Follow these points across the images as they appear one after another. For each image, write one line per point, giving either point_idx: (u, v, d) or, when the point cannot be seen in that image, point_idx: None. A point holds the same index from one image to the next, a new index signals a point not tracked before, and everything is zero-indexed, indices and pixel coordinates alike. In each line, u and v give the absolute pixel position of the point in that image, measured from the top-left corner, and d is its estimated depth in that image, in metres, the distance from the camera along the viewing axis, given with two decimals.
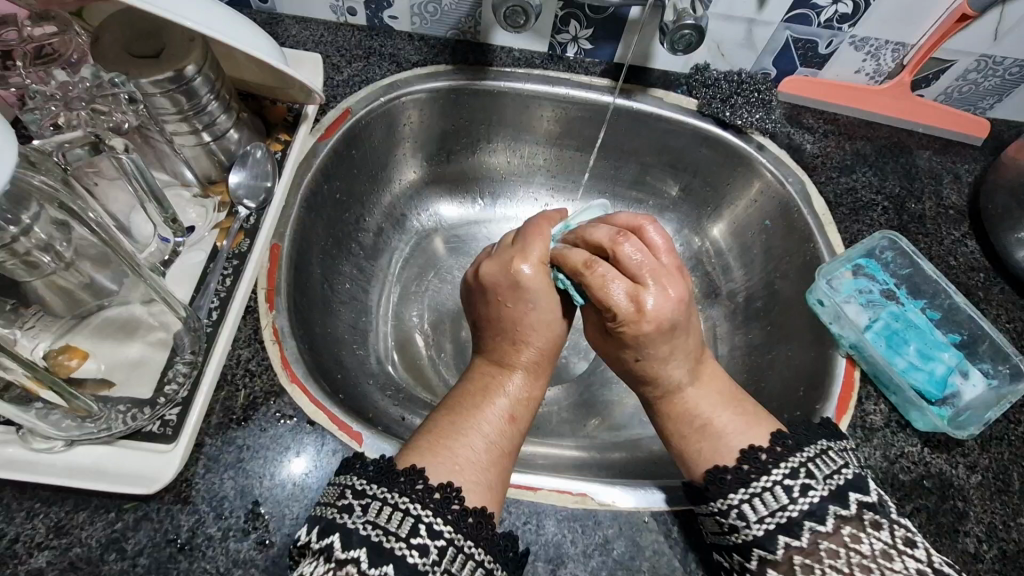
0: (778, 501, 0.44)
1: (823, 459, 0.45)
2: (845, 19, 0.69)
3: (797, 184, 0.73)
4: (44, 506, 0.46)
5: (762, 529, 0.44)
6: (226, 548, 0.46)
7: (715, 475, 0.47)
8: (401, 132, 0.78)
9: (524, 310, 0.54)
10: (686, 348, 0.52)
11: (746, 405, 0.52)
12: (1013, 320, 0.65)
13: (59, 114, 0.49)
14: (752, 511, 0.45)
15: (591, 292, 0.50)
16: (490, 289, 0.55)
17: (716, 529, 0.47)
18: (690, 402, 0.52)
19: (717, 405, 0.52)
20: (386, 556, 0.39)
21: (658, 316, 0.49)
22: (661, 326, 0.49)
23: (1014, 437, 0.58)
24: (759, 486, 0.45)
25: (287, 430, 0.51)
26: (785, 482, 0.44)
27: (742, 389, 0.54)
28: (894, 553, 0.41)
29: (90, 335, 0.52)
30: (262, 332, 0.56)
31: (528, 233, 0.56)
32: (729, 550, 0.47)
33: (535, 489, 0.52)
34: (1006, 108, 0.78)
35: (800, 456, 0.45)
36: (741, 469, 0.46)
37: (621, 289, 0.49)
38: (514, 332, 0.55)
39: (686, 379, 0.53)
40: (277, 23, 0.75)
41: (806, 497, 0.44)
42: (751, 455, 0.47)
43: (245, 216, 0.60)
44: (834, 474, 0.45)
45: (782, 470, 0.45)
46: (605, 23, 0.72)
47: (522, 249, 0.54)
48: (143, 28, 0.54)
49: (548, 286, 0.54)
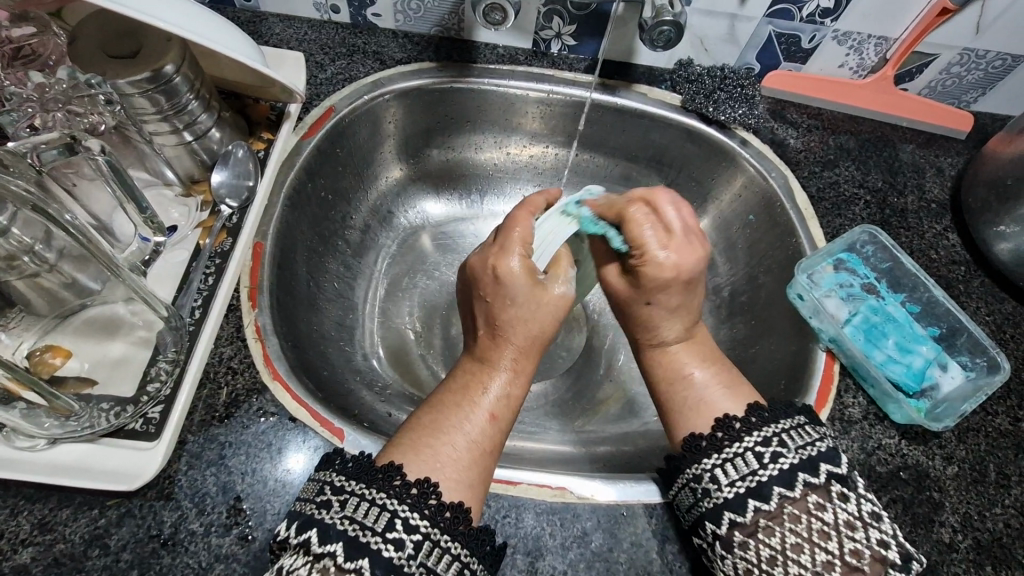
0: (749, 466, 0.45)
1: (798, 432, 0.46)
2: (827, 13, 0.69)
3: (780, 179, 0.73)
4: (28, 503, 0.47)
5: (732, 493, 0.45)
6: (207, 543, 0.47)
7: (693, 442, 0.48)
8: (386, 129, 0.78)
9: (504, 305, 0.55)
10: (689, 295, 0.56)
11: (730, 372, 0.55)
12: (994, 313, 0.66)
13: (36, 115, 0.50)
14: (724, 475, 0.45)
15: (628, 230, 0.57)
16: (475, 282, 0.56)
17: (690, 500, 0.47)
18: (672, 358, 0.57)
19: (703, 363, 0.56)
20: (361, 550, 0.40)
21: (676, 266, 0.54)
22: (680, 274, 0.54)
23: (992, 429, 0.58)
24: (732, 451, 0.46)
25: (269, 427, 0.52)
26: (757, 449, 0.45)
27: (711, 365, 0.56)
28: (857, 524, 0.42)
29: (73, 334, 0.52)
30: (245, 330, 0.56)
31: (508, 225, 0.58)
32: (701, 521, 0.46)
33: (514, 483, 0.53)
34: (989, 101, 0.78)
35: (773, 427, 0.46)
36: (715, 436, 0.47)
37: (652, 234, 0.56)
38: (494, 327, 0.55)
39: (674, 338, 0.57)
40: (261, 21, 0.75)
41: (776, 464, 0.44)
42: (726, 423, 0.48)
43: (228, 215, 0.61)
44: (807, 445, 0.45)
45: (754, 438, 0.46)
46: (587, 19, 0.72)
47: (503, 245, 0.56)
48: (122, 29, 0.54)
49: (529, 281, 0.55)
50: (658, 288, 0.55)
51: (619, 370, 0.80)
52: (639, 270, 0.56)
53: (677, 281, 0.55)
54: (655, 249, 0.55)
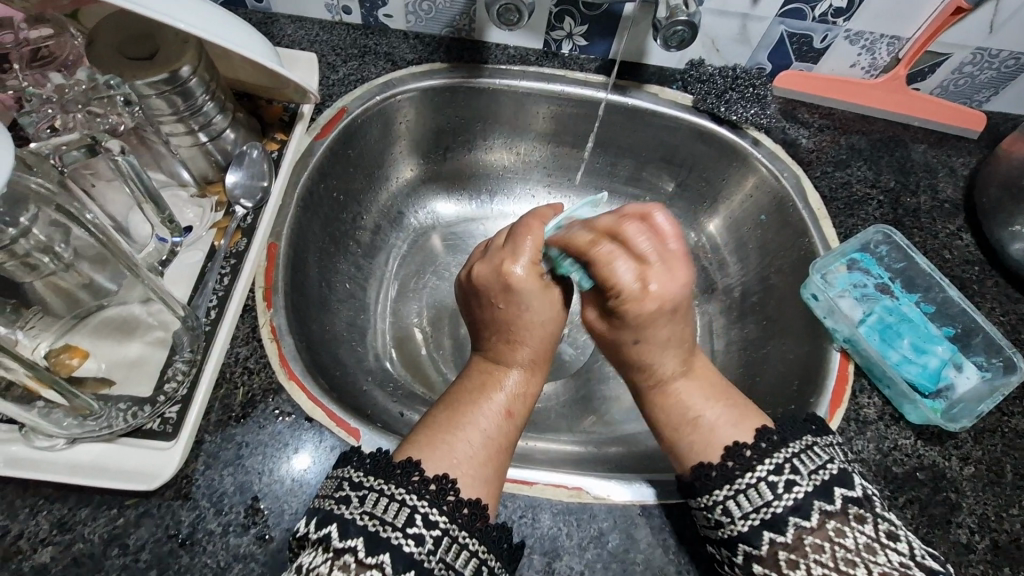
0: (763, 497, 0.45)
1: (809, 455, 0.46)
2: (840, 13, 0.69)
3: (792, 178, 0.73)
4: (47, 503, 0.47)
5: (745, 525, 0.45)
6: (226, 543, 0.47)
7: (703, 471, 0.48)
8: (398, 130, 0.78)
9: (518, 311, 0.54)
10: (677, 321, 0.50)
11: (737, 401, 0.52)
12: (1008, 313, 0.65)
13: (56, 116, 0.50)
14: (736, 508, 0.45)
15: (595, 268, 0.50)
16: (484, 291, 0.56)
17: (705, 523, 0.47)
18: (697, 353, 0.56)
19: (708, 400, 0.52)
20: (382, 545, 0.40)
21: (662, 295, 0.48)
22: (665, 303, 0.48)
23: (1008, 430, 0.58)
24: (743, 483, 0.46)
25: (285, 427, 0.52)
26: (769, 479, 0.45)
27: (725, 389, 0.54)
28: (875, 547, 0.42)
29: (90, 334, 0.53)
30: (260, 330, 0.56)
31: (520, 234, 0.55)
32: (717, 543, 0.47)
33: (530, 483, 0.53)
34: (1001, 101, 0.78)
35: (784, 451, 0.46)
36: (725, 465, 0.47)
37: (625, 267, 0.48)
38: (508, 332, 0.55)
39: (676, 371, 0.53)
40: (273, 22, 0.75)
41: (789, 494, 0.44)
42: (736, 452, 0.47)
43: (242, 215, 0.61)
44: (819, 468, 0.45)
45: (766, 467, 0.45)
46: (599, 20, 0.72)
47: (513, 250, 0.55)
48: (139, 30, 0.54)
49: (539, 287, 0.54)
50: (642, 324, 0.50)
51: None
52: (620, 308, 0.49)
53: (675, 307, 0.49)
54: (635, 285, 0.48)
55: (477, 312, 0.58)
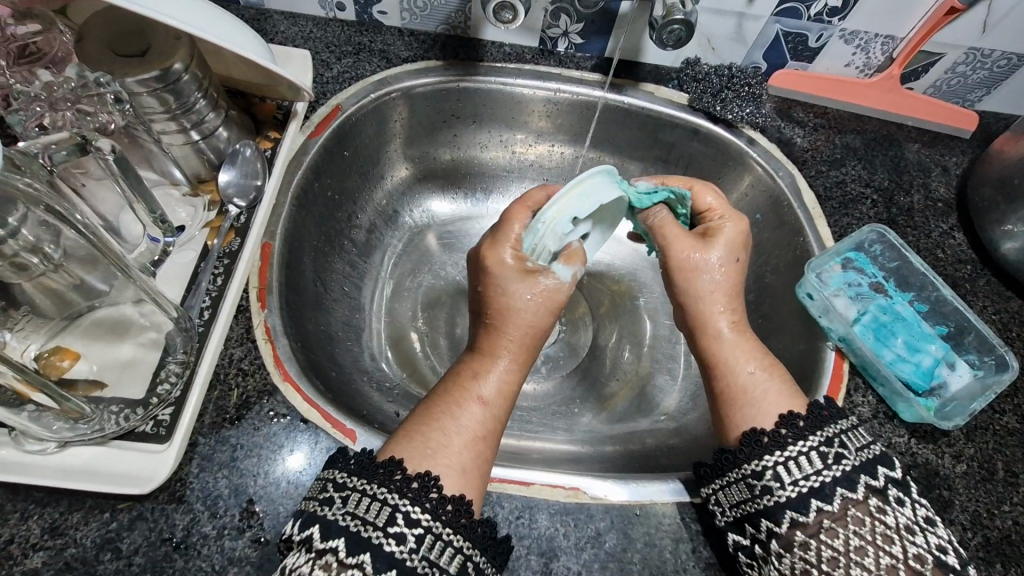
0: (813, 466, 0.45)
1: (856, 433, 0.46)
2: (835, 12, 0.69)
3: (787, 177, 0.74)
4: (38, 507, 0.46)
5: (794, 492, 0.44)
6: (221, 547, 0.46)
7: (754, 437, 0.48)
8: (392, 128, 0.77)
9: (498, 296, 0.55)
10: (744, 264, 0.60)
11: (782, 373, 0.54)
12: (1000, 312, 0.66)
13: (44, 114, 0.49)
14: (786, 473, 0.45)
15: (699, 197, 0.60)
16: (473, 276, 0.58)
17: (743, 496, 0.47)
18: (731, 346, 0.56)
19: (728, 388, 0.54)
20: (363, 545, 0.40)
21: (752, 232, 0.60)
22: (746, 245, 0.59)
23: (1000, 427, 0.58)
24: (795, 450, 0.46)
25: (281, 428, 0.52)
26: (821, 449, 0.45)
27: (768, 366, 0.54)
28: (914, 528, 0.43)
29: (81, 336, 0.52)
30: (254, 331, 0.56)
31: (504, 222, 0.58)
32: (754, 517, 0.46)
33: (527, 484, 0.53)
34: (993, 100, 0.79)
35: (835, 427, 0.46)
36: (779, 432, 0.47)
37: (722, 199, 0.60)
38: (489, 319, 0.56)
39: (728, 325, 0.57)
40: (265, 19, 0.74)
41: (839, 465, 0.45)
42: (789, 420, 0.47)
43: (235, 215, 0.60)
44: (865, 446, 0.46)
45: (818, 438, 0.46)
46: (595, 18, 0.72)
47: (497, 237, 0.57)
48: (128, 26, 0.53)
49: (520, 276, 0.55)
50: (738, 245, 0.58)
51: (626, 369, 0.80)
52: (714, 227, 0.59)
53: (740, 247, 0.59)
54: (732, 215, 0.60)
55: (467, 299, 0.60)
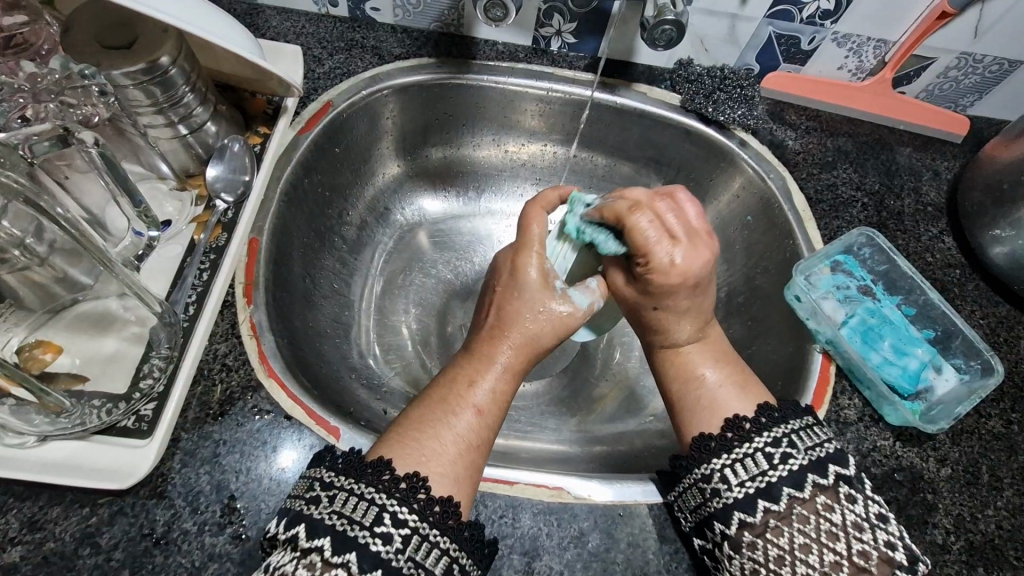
0: (760, 466, 0.45)
1: (806, 433, 0.47)
2: (827, 15, 0.69)
3: (778, 180, 0.73)
4: (17, 501, 0.46)
5: (741, 493, 0.45)
6: (201, 543, 0.46)
7: (702, 442, 0.48)
8: (384, 125, 0.77)
9: (516, 296, 0.57)
10: (709, 296, 0.56)
11: (740, 372, 0.55)
12: (987, 317, 0.66)
13: (27, 106, 0.48)
14: (733, 475, 0.45)
15: (630, 237, 0.53)
16: (497, 274, 0.60)
17: (697, 500, 0.47)
18: (686, 355, 0.57)
19: (716, 363, 0.56)
20: (348, 544, 0.39)
21: (686, 270, 0.52)
22: (687, 279, 0.53)
23: (985, 431, 0.59)
24: (741, 452, 0.46)
25: (265, 424, 0.51)
26: (767, 449, 0.45)
27: (723, 365, 0.56)
28: (863, 525, 0.43)
29: (65, 329, 0.52)
30: (240, 327, 0.56)
31: (524, 224, 0.59)
32: (709, 522, 0.46)
33: (511, 483, 0.53)
34: (985, 105, 0.79)
35: (783, 427, 0.47)
36: (725, 436, 0.47)
37: (669, 221, 0.53)
38: (498, 317, 0.57)
39: (688, 336, 0.57)
40: (257, 14, 0.74)
41: (786, 465, 0.45)
42: (734, 424, 0.48)
43: (223, 210, 0.60)
44: (815, 445, 0.46)
45: (765, 438, 0.46)
46: (587, 18, 0.72)
47: (525, 241, 0.58)
48: (116, 18, 0.53)
49: (534, 281, 0.57)
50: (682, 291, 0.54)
51: (616, 370, 0.79)
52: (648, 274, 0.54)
53: (693, 283, 0.54)
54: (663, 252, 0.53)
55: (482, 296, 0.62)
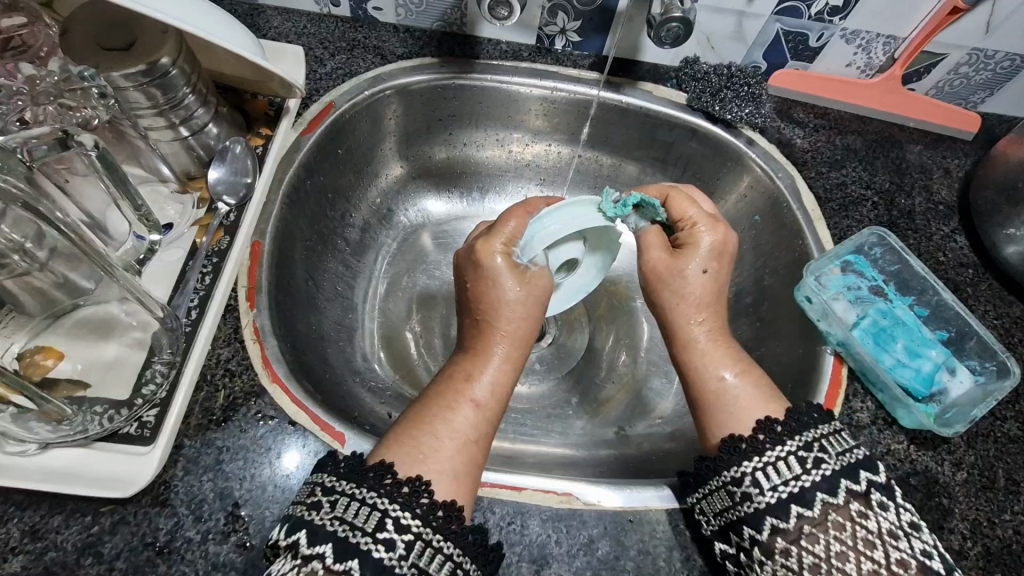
0: (792, 471, 0.44)
1: (836, 438, 0.45)
2: (836, 11, 0.68)
3: (787, 179, 0.72)
4: (18, 510, 0.45)
5: (774, 498, 0.43)
6: (205, 552, 0.45)
7: (731, 443, 0.47)
8: (386, 125, 0.76)
9: (492, 291, 0.55)
10: (724, 268, 0.58)
11: (759, 377, 0.53)
12: (1001, 317, 0.65)
13: (26, 109, 0.48)
14: (766, 479, 0.44)
15: (654, 232, 0.58)
16: (463, 272, 0.57)
17: (724, 504, 0.46)
18: (708, 353, 0.54)
19: (733, 369, 0.53)
20: (351, 551, 0.39)
21: (722, 246, 0.57)
22: (724, 258, 0.57)
23: (1001, 434, 0.57)
24: (772, 456, 0.45)
25: (268, 431, 0.51)
26: (799, 453, 0.44)
27: (747, 372, 0.53)
28: (898, 533, 0.41)
29: (66, 335, 0.51)
30: (243, 331, 0.55)
31: (501, 219, 0.56)
32: (736, 526, 0.45)
33: (518, 489, 0.52)
34: (996, 102, 0.78)
35: (815, 432, 0.45)
36: (756, 438, 0.46)
37: (698, 213, 0.57)
38: (482, 315, 0.55)
39: (706, 333, 0.56)
40: (259, 14, 0.73)
41: (819, 470, 0.44)
42: (766, 425, 0.46)
43: (225, 213, 0.59)
44: (847, 450, 0.45)
45: (797, 442, 0.45)
46: (592, 16, 0.71)
47: (490, 235, 0.55)
48: (114, 20, 0.52)
49: (511, 271, 0.54)
50: (710, 256, 0.56)
51: (623, 372, 0.78)
52: (689, 240, 0.57)
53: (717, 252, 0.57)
54: (703, 226, 0.57)
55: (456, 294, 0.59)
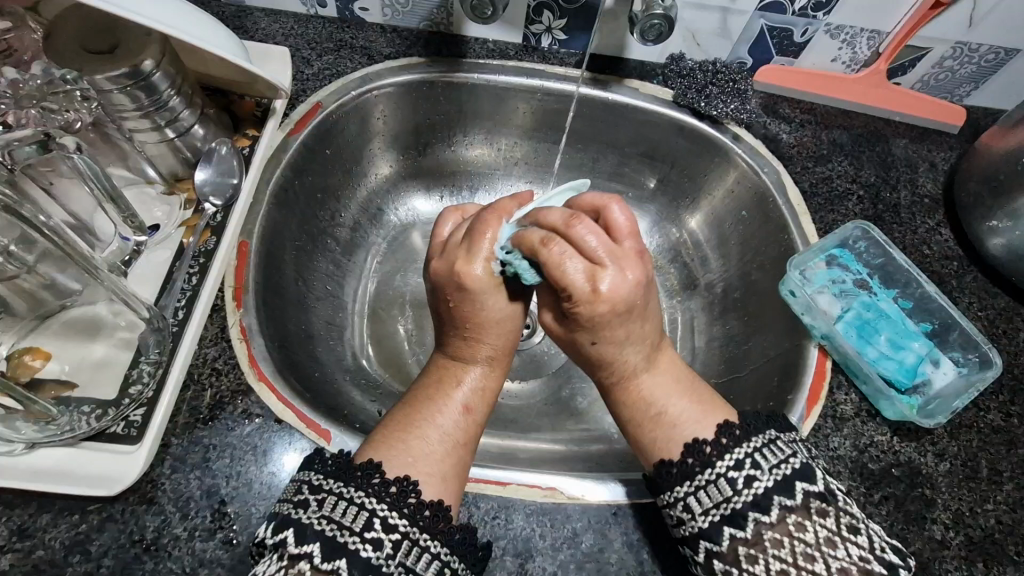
0: (723, 492, 0.44)
1: (771, 449, 0.45)
2: (819, 7, 0.68)
3: (772, 173, 0.73)
4: (7, 509, 0.46)
5: (706, 521, 0.44)
6: (191, 548, 0.46)
7: (664, 468, 0.47)
8: (374, 125, 0.76)
9: (474, 308, 0.52)
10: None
11: (701, 393, 0.51)
12: (986, 309, 0.65)
13: (8, 112, 0.48)
14: (697, 504, 0.45)
15: (546, 271, 0.48)
16: (439, 287, 0.52)
17: (669, 521, 0.47)
18: (645, 387, 0.51)
19: (672, 391, 0.51)
20: (339, 550, 0.39)
21: (614, 297, 0.46)
22: (619, 303, 0.47)
23: (985, 425, 0.58)
24: (704, 479, 0.45)
25: (255, 429, 0.51)
26: (729, 474, 0.44)
27: (689, 392, 0.51)
28: (836, 541, 0.42)
29: (54, 335, 0.52)
30: (230, 330, 0.55)
31: (477, 229, 0.51)
32: (682, 542, 0.46)
33: (504, 484, 0.52)
34: (981, 95, 0.78)
35: (745, 447, 0.45)
36: (686, 463, 0.46)
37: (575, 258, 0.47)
38: (465, 329, 0.53)
39: (642, 363, 0.51)
40: (246, 16, 0.74)
41: (750, 488, 0.43)
42: (695, 448, 0.46)
43: (212, 213, 0.60)
44: (781, 462, 0.44)
45: (727, 462, 0.45)
46: (577, 13, 0.71)
47: (468, 250, 0.51)
48: (99, 23, 0.53)
49: (495, 287, 0.51)
50: (620, 311, 0.47)
51: None
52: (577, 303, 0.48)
53: None
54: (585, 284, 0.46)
55: (431, 302, 0.56)
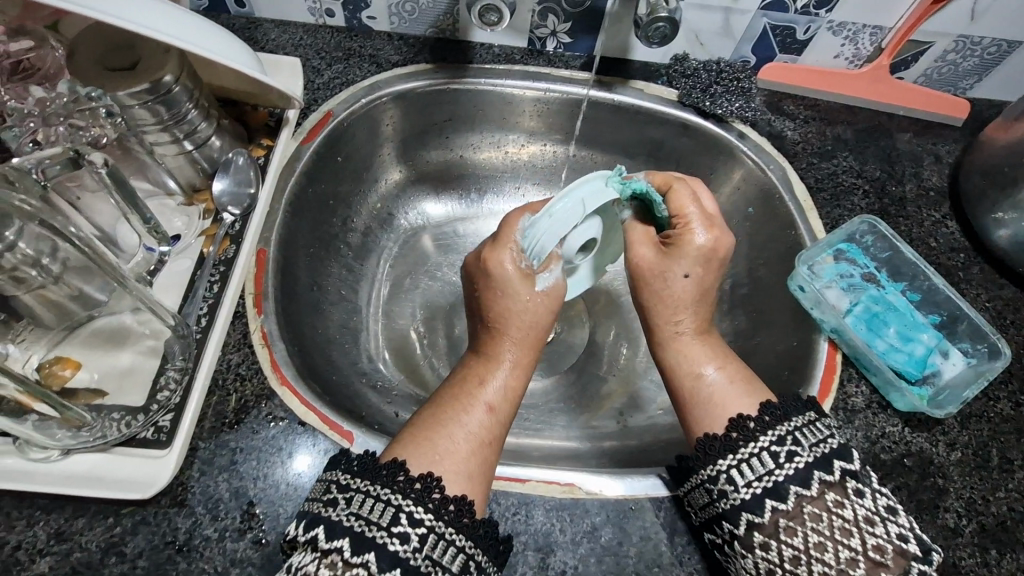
0: (765, 466, 0.45)
1: (811, 428, 0.47)
2: (821, 4, 0.69)
3: (778, 171, 0.74)
4: (43, 514, 0.47)
5: (748, 494, 0.45)
6: (223, 548, 0.47)
7: (706, 442, 0.48)
8: (384, 132, 0.78)
9: (500, 298, 0.56)
10: (711, 274, 0.58)
11: (742, 370, 0.55)
12: (994, 299, 0.66)
13: (37, 130, 0.50)
14: (739, 476, 0.45)
15: (672, 203, 0.57)
16: (472, 277, 0.58)
17: (705, 499, 0.47)
18: (687, 350, 0.57)
19: (714, 360, 0.55)
20: (367, 544, 0.40)
21: (718, 240, 0.56)
22: (722, 253, 0.56)
23: (994, 414, 0.59)
24: (745, 453, 0.46)
25: (279, 432, 0.53)
26: (773, 449, 0.45)
27: (725, 363, 0.55)
28: (874, 519, 0.43)
29: (81, 345, 0.53)
30: (252, 336, 0.57)
31: (502, 225, 0.56)
32: (717, 519, 0.46)
33: (522, 481, 0.53)
34: (985, 88, 0.79)
35: (788, 424, 0.46)
36: (730, 436, 0.47)
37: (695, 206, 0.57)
38: (491, 321, 0.57)
39: (690, 328, 0.58)
40: (256, 27, 0.75)
41: (792, 463, 0.45)
42: (739, 423, 0.48)
43: (230, 223, 0.61)
44: (820, 441, 0.46)
45: (770, 437, 0.46)
46: (582, 17, 0.72)
47: (495, 240, 0.56)
48: (118, 41, 0.55)
49: (520, 277, 0.55)
50: (694, 259, 0.56)
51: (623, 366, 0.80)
52: (679, 240, 0.57)
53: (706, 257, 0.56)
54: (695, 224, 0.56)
55: (467, 299, 0.61)
